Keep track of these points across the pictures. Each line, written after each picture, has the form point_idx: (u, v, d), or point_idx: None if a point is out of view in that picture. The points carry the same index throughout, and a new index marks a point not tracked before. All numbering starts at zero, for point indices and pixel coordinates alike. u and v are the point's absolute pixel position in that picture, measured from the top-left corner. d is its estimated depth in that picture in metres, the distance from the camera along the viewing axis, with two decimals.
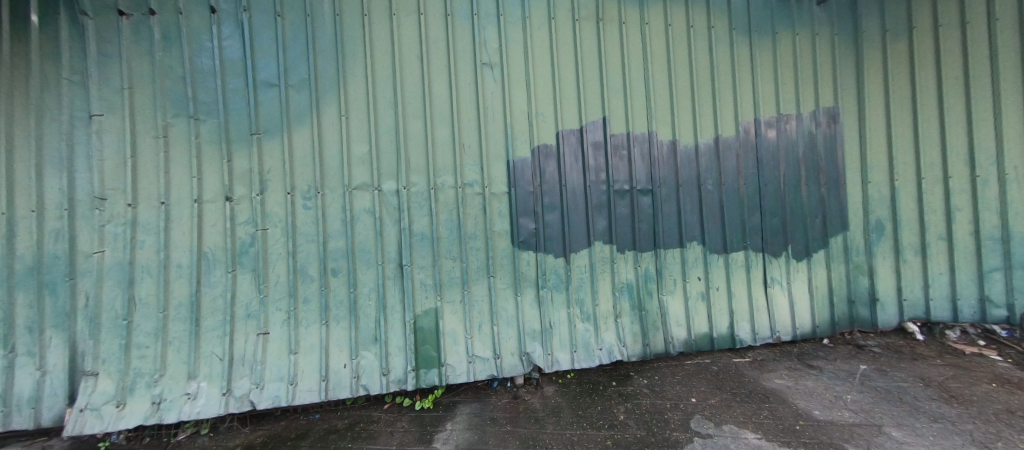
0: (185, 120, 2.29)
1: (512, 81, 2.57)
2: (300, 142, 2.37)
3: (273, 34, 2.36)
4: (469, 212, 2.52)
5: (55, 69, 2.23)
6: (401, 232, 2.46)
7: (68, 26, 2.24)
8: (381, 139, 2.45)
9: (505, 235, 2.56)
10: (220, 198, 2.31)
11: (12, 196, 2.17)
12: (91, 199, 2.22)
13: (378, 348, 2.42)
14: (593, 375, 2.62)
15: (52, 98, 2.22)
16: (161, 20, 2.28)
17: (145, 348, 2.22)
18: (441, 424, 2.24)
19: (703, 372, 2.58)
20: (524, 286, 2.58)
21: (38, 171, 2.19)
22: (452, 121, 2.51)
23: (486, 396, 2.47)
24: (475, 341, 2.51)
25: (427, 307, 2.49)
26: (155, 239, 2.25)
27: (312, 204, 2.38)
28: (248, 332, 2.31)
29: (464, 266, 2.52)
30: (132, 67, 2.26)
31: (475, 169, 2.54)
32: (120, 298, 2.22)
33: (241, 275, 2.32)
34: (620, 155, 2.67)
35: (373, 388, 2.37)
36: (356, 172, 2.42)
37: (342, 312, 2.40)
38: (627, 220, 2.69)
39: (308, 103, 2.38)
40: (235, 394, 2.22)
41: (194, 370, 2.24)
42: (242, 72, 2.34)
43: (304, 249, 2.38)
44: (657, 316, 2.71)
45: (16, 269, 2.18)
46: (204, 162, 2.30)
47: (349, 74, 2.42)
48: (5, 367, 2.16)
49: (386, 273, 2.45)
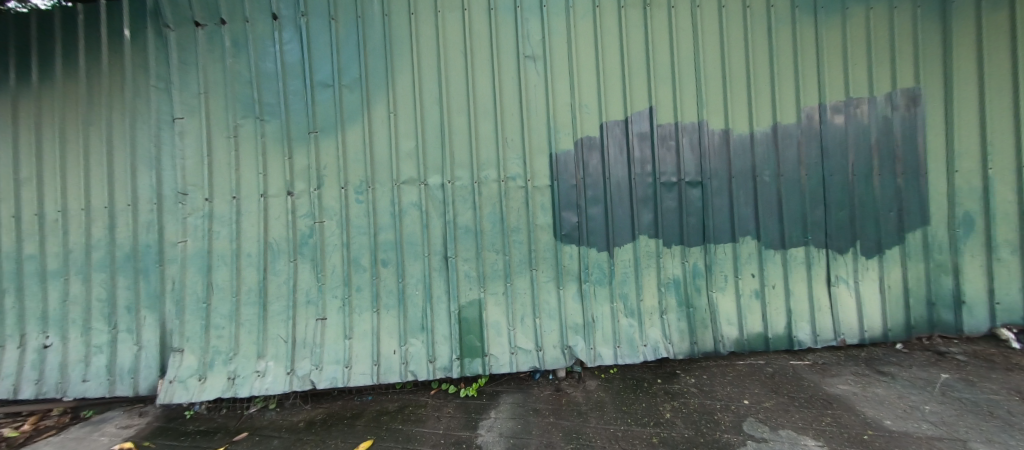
0: (253, 121, 2.48)
1: (555, 73, 2.54)
2: (353, 139, 2.50)
3: (328, 36, 2.49)
4: (512, 205, 2.54)
5: (145, 79, 2.50)
6: (446, 225, 2.52)
7: (154, 39, 2.48)
8: (427, 134, 2.52)
9: (548, 228, 2.56)
10: (283, 193, 2.49)
11: (114, 192, 2.48)
12: (175, 195, 2.47)
13: (425, 336, 2.52)
14: (637, 371, 2.58)
15: (144, 105, 2.49)
16: (231, 29, 2.48)
17: (221, 330, 2.45)
18: (485, 412, 2.29)
19: (757, 374, 2.45)
20: (567, 280, 2.57)
21: (134, 170, 2.48)
22: (496, 116, 2.53)
23: (529, 387, 2.51)
24: (518, 333, 2.54)
25: (471, 298, 2.54)
26: (229, 231, 2.47)
27: (363, 198, 2.50)
28: (308, 317, 2.48)
29: (507, 259, 2.55)
30: (207, 73, 2.47)
31: (518, 162, 2.54)
32: (200, 283, 2.46)
33: (302, 264, 2.49)
34: (667, 146, 2.57)
35: (421, 374, 2.47)
36: (403, 166, 2.51)
37: (391, 301, 2.52)
38: (675, 213, 2.59)
39: (360, 102, 2.50)
40: (298, 374, 2.41)
41: (263, 350, 2.44)
42: (301, 74, 2.49)
43: (357, 240, 2.51)
44: (706, 313, 2.60)
45: (118, 256, 2.49)
46: (269, 160, 2.48)
47: (397, 73, 2.50)
48: (110, 341, 2.48)
49: (433, 265, 2.54)
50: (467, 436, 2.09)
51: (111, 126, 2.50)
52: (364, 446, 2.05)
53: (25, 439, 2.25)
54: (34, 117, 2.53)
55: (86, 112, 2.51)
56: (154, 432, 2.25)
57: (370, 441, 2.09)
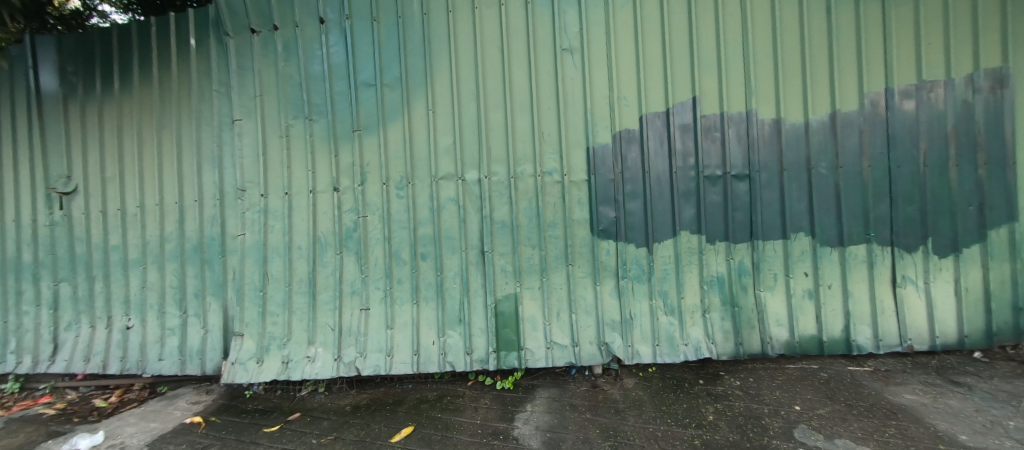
0: (302, 121, 2.63)
1: (593, 65, 2.49)
2: (394, 136, 2.58)
3: (370, 37, 2.58)
4: (548, 200, 2.53)
5: (209, 84, 2.70)
6: (483, 220, 2.56)
7: (217, 47, 2.68)
8: (464, 131, 2.55)
9: (584, 223, 2.53)
10: (329, 189, 2.62)
11: (183, 189, 2.72)
12: (235, 191, 2.67)
13: (462, 328, 2.57)
14: (678, 371, 2.51)
15: (207, 108, 2.70)
16: (283, 34, 2.63)
17: (275, 317, 2.63)
18: (521, 405, 2.32)
19: (810, 379, 2.32)
20: (604, 276, 2.53)
21: (200, 169, 2.70)
22: (533, 111, 2.53)
23: (565, 383, 2.51)
24: (554, 328, 2.54)
25: (507, 292, 2.57)
26: (282, 225, 2.64)
27: (404, 193, 2.58)
28: (353, 307, 2.61)
29: (544, 254, 2.55)
30: (262, 77, 2.64)
31: (555, 157, 2.53)
32: (257, 273, 2.64)
33: (347, 256, 2.62)
34: (711, 138, 2.46)
35: (459, 365, 2.53)
36: (442, 162, 2.57)
37: (430, 293, 2.59)
38: (719, 208, 2.47)
39: (400, 101, 2.57)
40: (344, 360, 2.54)
41: (313, 337, 2.59)
42: (346, 75, 2.60)
43: (397, 235, 2.60)
44: (753, 313, 2.47)
45: (187, 247, 2.73)
46: (317, 157, 2.62)
47: (436, 70, 2.56)
48: (181, 325, 2.73)
49: (470, 259, 2.58)
50: (503, 428, 2.12)
51: (179, 128, 2.73)
52: (405, 431, 2.13)
53: (113, 409, 2.56)
54: (117, 121, 2.82)
55: (159, 116, 2.76)
56: (219, 408, 2.46)
57: (411, 427, 2.17)
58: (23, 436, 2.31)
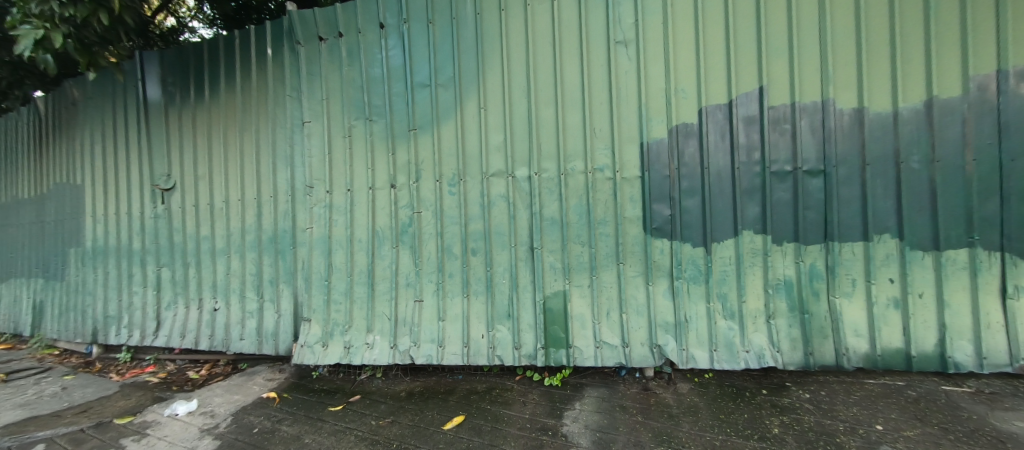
0: (363, 121, 2.79)
1: (649, 57, 2.41)
2: (447, 134, 2.66)
3: (426, 39, 2.68)
4: (599, 197, 2.48)
5: (282, 89, 2.95)
6: (532, 217, 2.56)
7: (290, 55, 2.92)
8: (515, 128, 2.57)
9: (637, 221, 2.45)
10: (387, 186, 2.76)
11: (260, 186, 3.00)
12: (304, 188, 2.89)
13: (511, 323, 2.60)
14: (737, 379, 2.37)
15: (281, 111, 2.95)
16: (347, 40, 2.80)
17: (338, 304, 2.82)
18: (569, 402, 2.31)
19: (894, 397, 2.09)
20: (656, 276, 2.44)
21: (275, 168, 2.96)
22: (584, 106, 2.49)
23: (615, 383, 2.47)
24: (603, 327, 2.49)
25: (556, 289, 2.55)
26: (344, 220, 2.82)
27: (456, 190, 2.66)
28: (407, 298, 2.73)
29: (593, 251, 2.50)
30: (328, 81, 2.84)
31: (607, 153, 2.47)
32: (323, 263, 2.85)
33: (402, 250, 2.74)
34: (780, 131, 2.28)
35: (507, 359, 2.57)
36: (493, 159, 2.61)
37: (480, 288, 2.64)
38: (788, 206, 2.29)
39: (454, 100, 2.65)
40: (400, 349, 2.67)
41: (371, 325, 2.76)
42: (403, 77, 2.72)
43: (449, 230, 2.68)
44: (826, 321, 2.27)
45: (263, 239, 3.00)
46: (376, 156, 2.77)
47: (488, 69, 2.60)
48: (258, 309, 3.01)
49: (519, 255, 2.60)
50: (552, 424, 2.12)
51: (257, 130, 3.01)
52: (456, 420, 2.20)
53: (203, 381, 2.92)
54: (207, 126, 3.16)
55: (242, 119, 3.06)
56: (290, 386, 2.70)
57: (462, 417, 2.23)
58: (135, 399, 2.70)
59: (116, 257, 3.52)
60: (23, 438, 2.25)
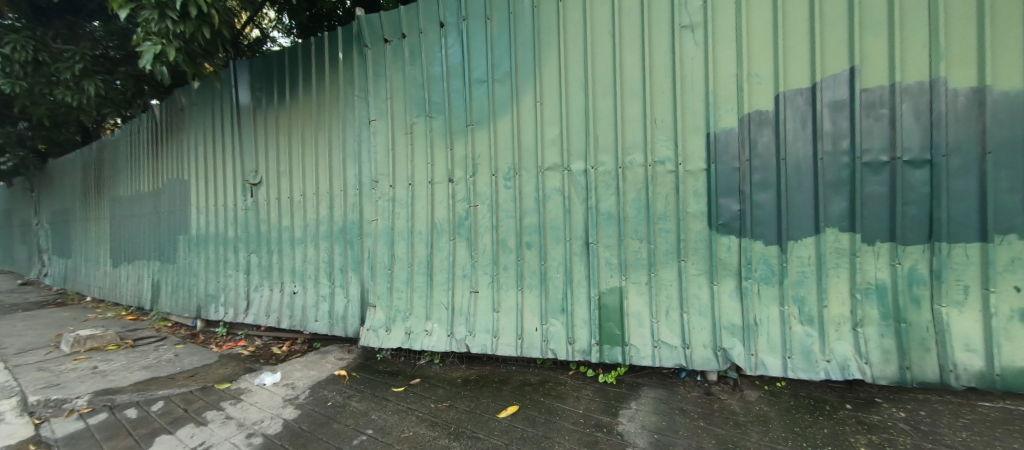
0: (424, 118, 2.92)
1: (718, 41, 2.25)
2: (503, 129, 2.70)
3: (483, 36, 2.72)
4: (659, 191, 2.36)
5: (351, 89, 3.16)
6: (588, 211, 2.51)
7: (358, 57, 3.12)
8: (571, 121, 2.53)
9: (701, 216, 2.30)
10: (445, 180, 2.87)
11: (332, 181, 3.26)
12: (370, 182, 3.10)
13: (565, 318, 2.57)
14: (815, 390, 2.17)
15: (351, 110, 3.17)
16: (409, 41, 2.94)
17: (399, 292, 2.99)
18: (625, 401, 2.26)
19: (1019, 425, 1.77)
20: (722, 275, 2.28)
21: (345, 164, 3.19)
22: (645, 96, 2.39)
23: (674, 385, 2.37)
24: (662, 326, 2.37)
25: (612, 285, 2.48)
26: (406, 213, 2.98)
27: (511, 184, 2.68)
28: (463, 289, 2.82)
29: (652, 247, 2.39)
30: (392, 81, 3.00)
31: (669, 145, 2.35)
32: (386, 253, 3.04)
33: (459, 242, 2.83)
34: (875, 116, 2.02)
35: (561, 354, 2.56)
36: (548, 153, 2.59)
37: (534, 281, 2.65)
38: (883, 201, 2.02)
39: (510, 95, 2.67)
40: (456, 337, 2.78)
41: (430, 313, 2.89)
42: (461, 73, 2.80)
43: (505, 223, 2.71)
44: (929, 332, 1.97)
45: (334, 230, 3.26)
46: (435, 151, 2.89)
47: (544, 62, 2.58)
48: (329, 293, 3.28)
49: (574, 250, 2.56)
50: (607, 421, 2.08)
51: (330, 129, 3.26)
52: (511, 409, 2.25)
53: (285, 356, 3.27)
54: (288, 126, 3.49)
55: (317, 119, 3.33)
56: (358, 366, 2.93)
57: (516, 407, 2.28)
58: (231, 368, 3.09)
59: (214, 244, 4.01)
60: (148, 394, 2.66)
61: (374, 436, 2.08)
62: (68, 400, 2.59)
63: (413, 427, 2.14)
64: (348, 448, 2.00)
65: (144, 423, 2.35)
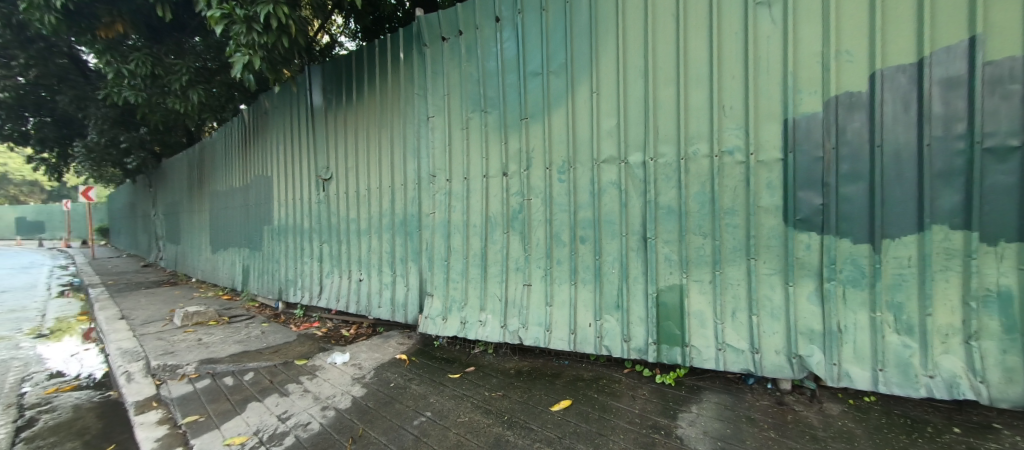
0: (479, 113, 2.98)
1: (801, 15, 1.96)
2: (558, 121, 2.66)
3: (539, 27, 2.69)
4: (727, 183, 2.17)
5: (411, 88, 3.31)
6: (646, 205, 2.39)
7: (417, 56, 3.25)
8: (629, 111, 2.42)
9: (775, 211, 2.06)
10: (499, 174, 2.91)
11: (394, 176, 3.45)
12: (428, 176, 3.24)
13: (620, 315, 2.51)
14: (912, 409, 1.91)
15: (412, 107, 3.32)
16: (465, 37, 3.01)
17: (455, 283, 3.11)
18: (684, 404, 2.16)
19: None
20: (799, 275, 2.04)
21: (405, 159, 3.36)
22: (711, 81, 2.18)
23: (740, 392, 2.22)
24: (727, 327, 2.21)
25: (671, 282, 2.36)
26: (461, 206, 3.08)
27: (565, 177, 2.65)
28: (517, 282, 2.86)
29: (718, 244, 2.21)
30: (449, 78, 3.11)
31: (738, 133, 2.13)
32: (443, 245, 3.17)
33: (513, 235, 2.87)
34: (1001, 93, 1.61)
35: (615, 351, 2.50)
36: (604, 145, 2.51)
37: (588, 276, 2.61)
38: (1012, 195, 1.61)
39: (565, 86, 2.63)
40: (509, 329, 2.84)
41: (484, 304, 2.98)
42: (516, 67, 2.81)
43: (559, 217, 2.69)
44: None
45: (395, 222, 3.45)
46: (490, 145, 2.94)
47: (601, 51, 2.49)
48: (391, 282, 3.49)
49: (631, 245, 2.47)
50: (665, 424, 2.00)
51: (393, 126, 3.45)
52: (564, 403, 2.24)
53: (353, 338, 3.55)
54: (355, 125, 3.74)
55: (381, 116, 3.53)
56: (417, 351, 3.11)
57: (569, 401, 2.27)
58: (308, 346, 3.42)
59: (293, 234, 4.44)
60: (241, 366, 3.04)
61: (432, 419, 2.19)
62: (181, 366, 3.04)
63: (469, 413, 2.22)
64: (408, 427, 2.13)
65: (238, 390, 2.69)
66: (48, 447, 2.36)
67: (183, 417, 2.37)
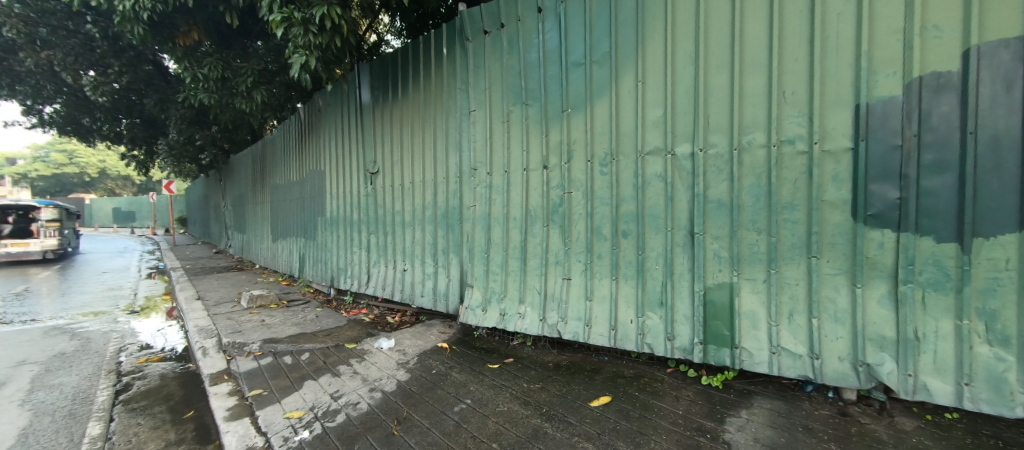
0: (520, 106, 2.98)
1: None
2: (601, 112, 2.60)
3: (583, 16, 2.63)
4: (786, 175, 2.00)
5: (454, 82, 3.37)
6: (694, 199, 2.28)
7: (460, 51, 3.31)
8: (677, 99, 2.31)
9: (843, 205, 1.87)
10: (540, 167, 2.89)
11: (436, 169, 3.54)
12: (470, 170, 3.30)
13: (664, 312, 2.42)
14: (1007, 431, 1.68)
15: (454, 101, 3.38)
16: (507, 30, 3.01)
17: (495, 275, 3.17)
18: (733, 408, 2.05)
19: None
20: (869, 277, 1.84)
21: (447, 152, 3.45)
22: (771, 65, 2.01)
23: (795, 399, 2.08)
24: (783, 330, 2.06)
25: (720, 280, 2.24)
26: (501, 199, 3.11)
27: (608, 170, 2.59)
28: (556, 276, 2.85)
29: (774, 241, 2.06)
30: (491, 71, 3.13)
31: (800, 121, 1.95)
32: (483, 237, 3.23)
33: (553, 229, 2.85)
34: None
35: (658, 349, 2.43)
36: (649, 136, 2.42)
37: (630, 271, 2.54)
38: None
39: (609, 76, 2.55)
40: (548, 322, 2.84)
41: (523, 297, 3.00)
42: (558, 58, 2.77)
43: (600, 211, 2.63)
44: None
45: (437, 214, 3.55)
46: (531, 138, 2.93)
47: (647, 37, 2.38)
48: (433, 272, 3.60)
49: (676, 240, 2.37)
50: (710, 427, 1.91)
51: (436, 120, 3.54)
52: (603, 399, 2.22)
53: (398, 325, 3.72)
54: (400, 120, 3.88)
55: (425, 111, 3.63)
56: (459, 341, 3.20)
57: (608, 397, 2.24)
58: (357, 331, 3.63)
59: (343, 225, 4.71)
60: (298, 346, 3.29)
61: (472, 406, 2.25)
62: (247, 344, 3.34)
63: (508, 403, 2.25)
64: (449, 412, 2.20)
65: (296, 368, 2.91)
66: (141, 409, 2.69)
67: (250, 390, 2.62)
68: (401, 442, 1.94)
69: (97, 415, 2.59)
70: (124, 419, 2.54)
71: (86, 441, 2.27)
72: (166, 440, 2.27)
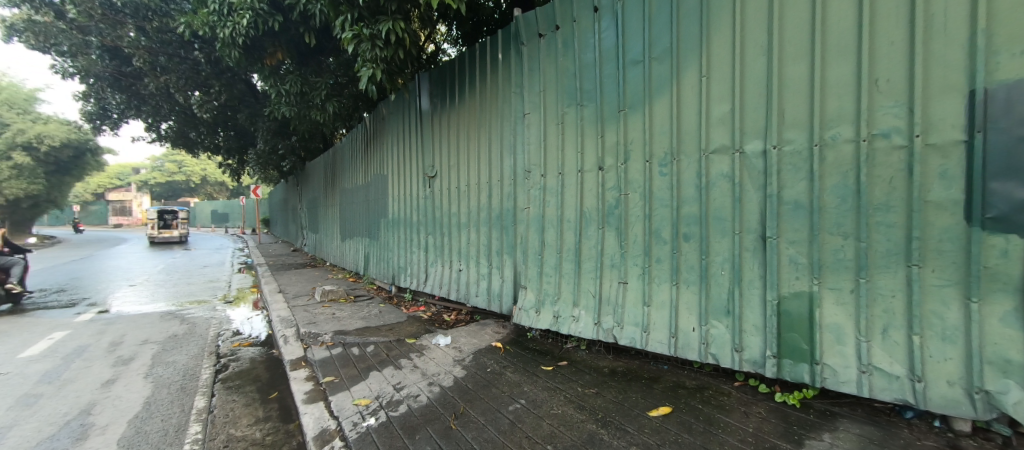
0: (575, 108, 2.97)
1: None
2: (660, 110, 2.50)
3: (641, 13, 2.55)
4: (878, 173, 1.77)
5: (509, 86, 3.43)
6: (767, 200, 2.11)
7: (515, 55, 3.37)
8: (747, 93, 2.15)
9: (953, 207, 1.61)
10: (595, 168, 2.86)
11: (492, 172, 3.63)
12: (523, 172, 3.34)
13: (731, 321, 2.28)
14: None
15: (510, 104, 3.44)
16: (562, 32, 3.00)
17: (549, 277, 3.17)
18: (812, 430, 1.87)
19: None
20: (989, 289, 1.55)
21: (502, 155, 3.52)
22: (860, 50, 1.79)
23: (890, 425, 1.84)
24: (875, 347, 1.83)
25: (797, 289, 2.05)
26: (555, 201, 3.11)
27: (668, 170, 2.48)
28: (612, 279, 2.79)
29: (863, 246, 1.83)
30: (545, 74, 3.14)
31: (897, 112, 1.71)
32: (536, 239, 3.25)
33: (608, 231, 2.80)
34: None
35: (724, 360, 2.29)
36: (714, 133, 2.29)
37: (693, 277, 2.42)
38: None
39: (670, 73, 2.45)
40: (603, 326, 2.80)
41: (577, 300, 2.98)
42: (615, 57, 2.71)
43: (659, 213, 2.54)
44: None
45: (492, 215, 3.64)
46: (586, 139, 2.91)
47: (713, 29, 2.25)
48: (488, 273, 3.69)
49: (745, 244, 2.22)
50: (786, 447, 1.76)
51: (491, 124, 3.63)
52: (663, 410, 2.13)
53: (454, 323, 3.85)
54: (457, 125, 4.03)
55: (481, 114, 3.74)
56: (512, 341, 3.26)
57: (669, 408, 2.15)
58: (417, 327, 3.82)
59: (404, 226, 4.99)
60: (364, 338, 3.54)
61: (527, 407, 2.27)
62: (321, 334, 3.66)
63: (562, 406, 2.24)
64: (505, 411, 2.24)
65: (363, 359, 3.14)
66: (235, 387, 3.06)
67: (324, 376, 2.87)
68: (458, 436, 2.02)
69: (202, 390, 2.99)
70: (222, 395, 2.90)
71: (194, 412, 2.62)
72: (256, 417, 2.56)
